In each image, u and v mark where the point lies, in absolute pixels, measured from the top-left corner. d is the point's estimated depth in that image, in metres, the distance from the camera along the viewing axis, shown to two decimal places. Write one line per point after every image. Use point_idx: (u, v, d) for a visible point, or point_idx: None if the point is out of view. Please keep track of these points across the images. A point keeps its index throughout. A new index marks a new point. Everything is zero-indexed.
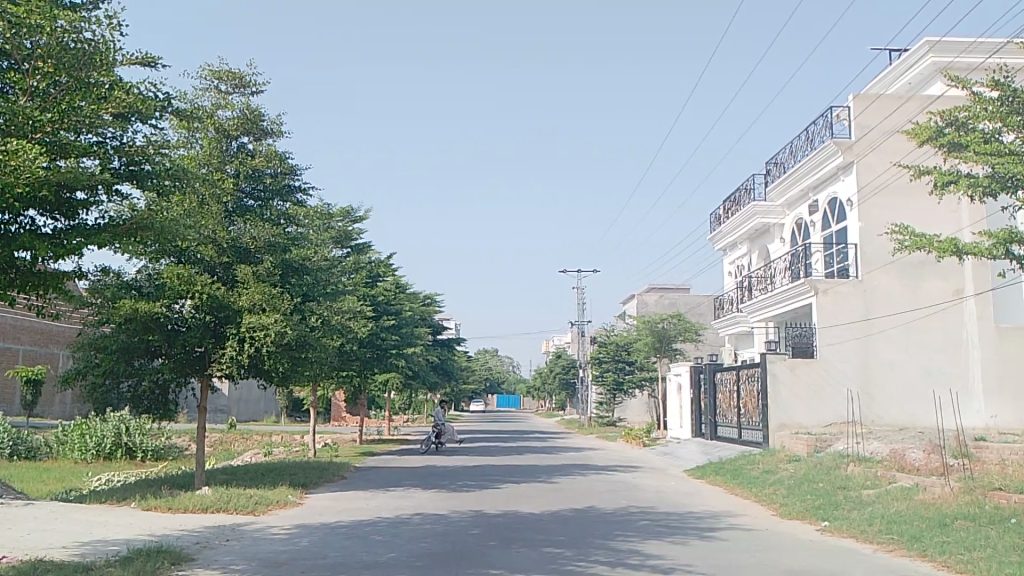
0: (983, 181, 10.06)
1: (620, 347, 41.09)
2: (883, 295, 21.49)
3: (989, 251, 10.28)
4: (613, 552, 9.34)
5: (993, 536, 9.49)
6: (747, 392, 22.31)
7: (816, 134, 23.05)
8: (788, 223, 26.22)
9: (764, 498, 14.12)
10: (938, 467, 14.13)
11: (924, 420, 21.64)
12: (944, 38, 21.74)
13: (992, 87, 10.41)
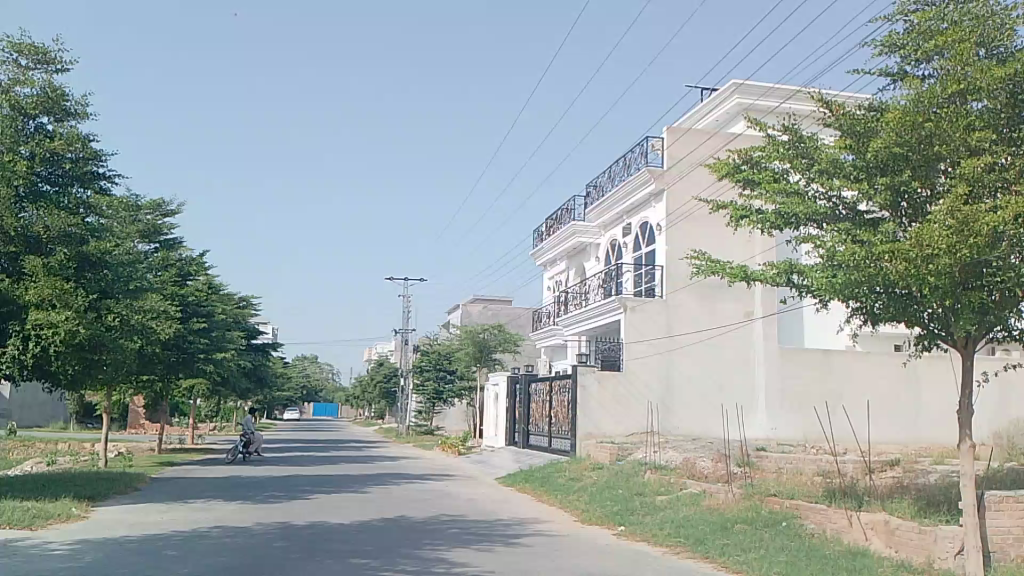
0: (772, 217, 10.40)
1: (442, 356, 41.37)
2: (685, 314, 23.20)
3: (773, 279, 11.00)
4: (419, 561, 9.41)
5: (765, 538, 10.50)
6: (558, 403, 23.24)
7: (632, 161, 24.50)
8: (603, 243, 27.63)
9: (568, 504, 14.78)
10: (723, 474, 15.36)
11: (713, 431, 23.37)
12: (747, 81, 23.87)
13: (783, 129, 10.53)
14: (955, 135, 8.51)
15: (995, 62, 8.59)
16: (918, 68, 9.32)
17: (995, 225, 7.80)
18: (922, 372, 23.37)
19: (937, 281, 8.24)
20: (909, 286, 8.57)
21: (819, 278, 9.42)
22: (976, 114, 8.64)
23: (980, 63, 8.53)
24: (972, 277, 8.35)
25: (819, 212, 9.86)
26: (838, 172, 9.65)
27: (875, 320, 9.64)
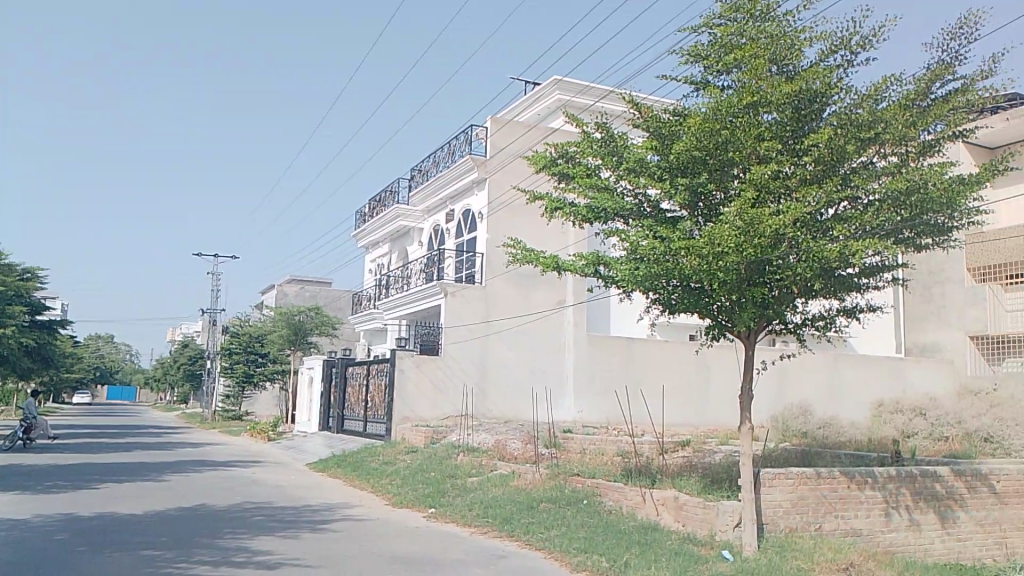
0: (583, 210, 10.83)
1: (254, 338, 39.69)
2: (501, 300, 23.78)
3: (582, 269, 11.45)
4: (219, 551, 9.02)
5: (568, 515, 11.02)
6: (375, 387, 23.08)
7: (457, 148, 24.72)
8: (426, 227, 27.68)
9: (380, 488, 14.73)
10: (531, 456, 15.94)
11: (523, 415, 24.07)
12: (566, 78, 24.73)
13: (596, 127, 11.03)
14: (747, 143, 9.28)
15: (783, 79, 9.47)
16: (719, 79, 10.06)
17: (776, 228, 8.63)
18: (713, 360, 25.36)
19: (726, 276, 9.01)
20: (702, 280, 9.31)
21: (622, 270, 9.98)
22: (766, 125, 9.46)
23: (770, 79, 9.37)
24: (755, 275, 9.19)
25: (625, 207, 10.44)
26: (644, 171, 10.25)
27: (671, 311, 10.37)
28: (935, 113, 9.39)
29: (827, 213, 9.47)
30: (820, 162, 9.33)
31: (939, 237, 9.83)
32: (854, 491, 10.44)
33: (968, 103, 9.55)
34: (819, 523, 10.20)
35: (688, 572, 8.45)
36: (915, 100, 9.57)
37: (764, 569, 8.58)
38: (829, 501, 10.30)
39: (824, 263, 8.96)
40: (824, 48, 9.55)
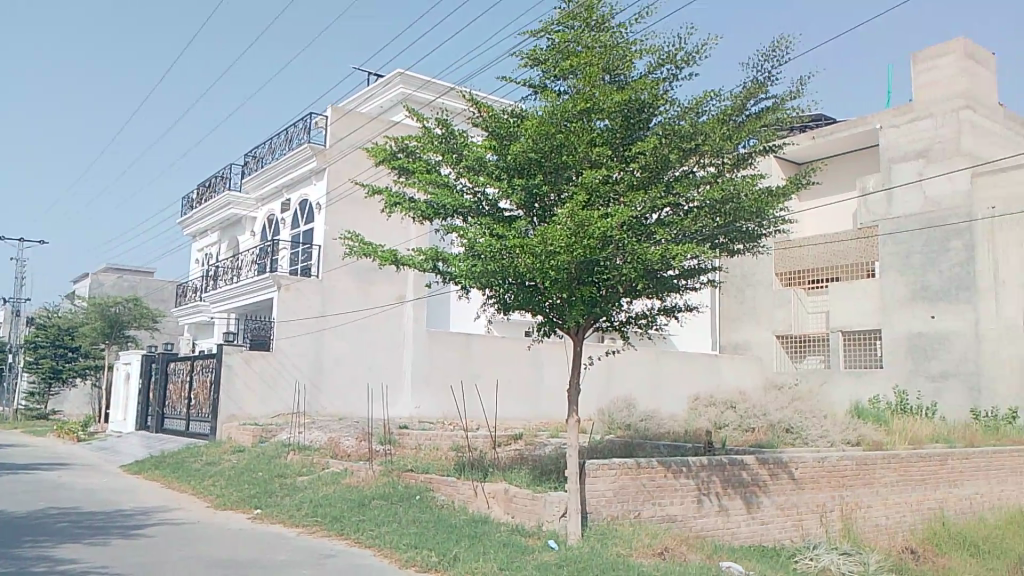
0: (422, 206, 10.82)
1: (63, 331, 36.59)
2: (337, 294, 23.32)
3: (421, 265, 11.32)
4: (14, 562, 8.25)
5: (400, 512, 10.96)
6: (200, 383, 21.91)
7: (295, 135, 24.03)
8: (260, 217, 26.64)
9: (202, 490, 14.01)
10: (365, 452, 15.72)
11: (359, 411, 23.60)
12: (409, 71, 24.64)
13: (437, 124, 11.05)
14: (580, 147, 9.61)
15: (615, 88, 9.89)
16: (556, 83, 10.37)
17: (604, 230, 9.00)
18: (546, 355, 26.03)
19: (557, 275, 9.32)
20: (535, 278, 9.57)
21: (459, 266, 10.06)
22: (598, 131, 9.84)
23: (603, 87, 9.76)
24: (585, 275, 9.56)
25: (463, 204, 10.52)
26: (482, 170, 10.38)
27: (506, 309, 10.60)
28: (748, 129, 10.19)
29: (652, 217, 10.01)
30: (646, 169, 9.85)
31: (749, 243, 10.64)
32: (671, 480, 11.11)
33: (777, 121, 10.41)
34: (638, 510, 10.77)
35: (515, 563, 8.67)
36: (733, 115, 10.30)
37: (587, 556, 8.96)
38: (648, 490, 10.90)
39: (647, 264, 9.47)
40: (653, 61, 10.08)
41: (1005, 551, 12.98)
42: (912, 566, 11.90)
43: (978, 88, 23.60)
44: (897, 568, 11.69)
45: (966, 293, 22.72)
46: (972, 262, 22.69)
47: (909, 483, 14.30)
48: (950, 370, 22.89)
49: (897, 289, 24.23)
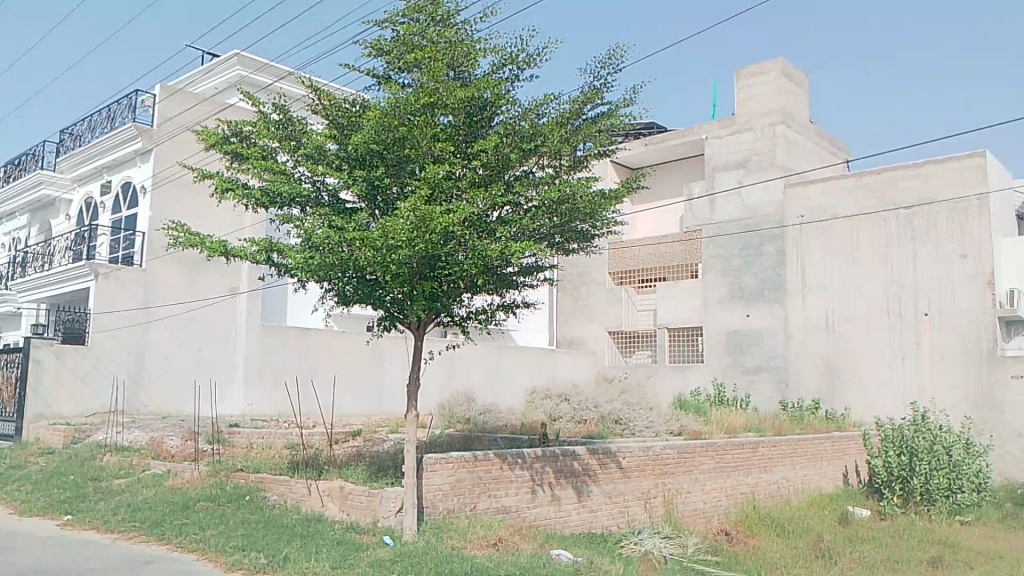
0: (257, 194, 10.37)
1: None
2: (162, 285, 22.01)
3: (254, 256, 10.81)
4: None
5: (228, 513, 10.50)
6: (3, 380, 19.96)
7: (118, 113, 22.43)
8: (76, 200, 24.61)
9: (2, 497, 12.77)
10: (191, 453, 14.93)
11: (185, 410, 22.18)
12: (245, 52, 23.59)
13: (274, 109, 10.65)
14: (423, 142, 9.60)
15: (459, 85, 9.97)
16: (399, 76, 10.31)
17: (446, 225, 9.05)
18: (389, 350, 25.62)
19: (398, 270, 9.26)
20: (375, 271, 9.47)
21: (296, 258, 9.73)
22: (441, 126, 9.87)
23: (447, 83, 9.81)
24: (426, 269, 9.58)
25: (301, 194, 10.20)
26: (322, 159, 10.12)
27: (345, 302, 10.41)
28: (584, 133, 10.59)
29: (493, 214, 10.16)
30: (488, 166, 9.99)
31: (584, 243, 11.07)
32: (506, 472, 11.36)
33: (611, 127, 10.90)
34: (474, 503, 10.92)
35: (347, 561, 8.54)
36: (571, 119, 10.68)
37: (422, 551, 8.98)
38: (484, 482, 11.08)
39: (487, 260, 9.61)
40: (496, 60, 10.26)
41: (805, 529, 14.20)
42: (725, 546, 12.81)
43: (791, 106, 25.73)
44: (712, 548, 12.57)
45: (777, 294, 24.75)
46: (782, 265, 24.75)
47: (724, 469, 15.42)
48: (762, 364, 24.84)
49: (718, 289, 26.02)
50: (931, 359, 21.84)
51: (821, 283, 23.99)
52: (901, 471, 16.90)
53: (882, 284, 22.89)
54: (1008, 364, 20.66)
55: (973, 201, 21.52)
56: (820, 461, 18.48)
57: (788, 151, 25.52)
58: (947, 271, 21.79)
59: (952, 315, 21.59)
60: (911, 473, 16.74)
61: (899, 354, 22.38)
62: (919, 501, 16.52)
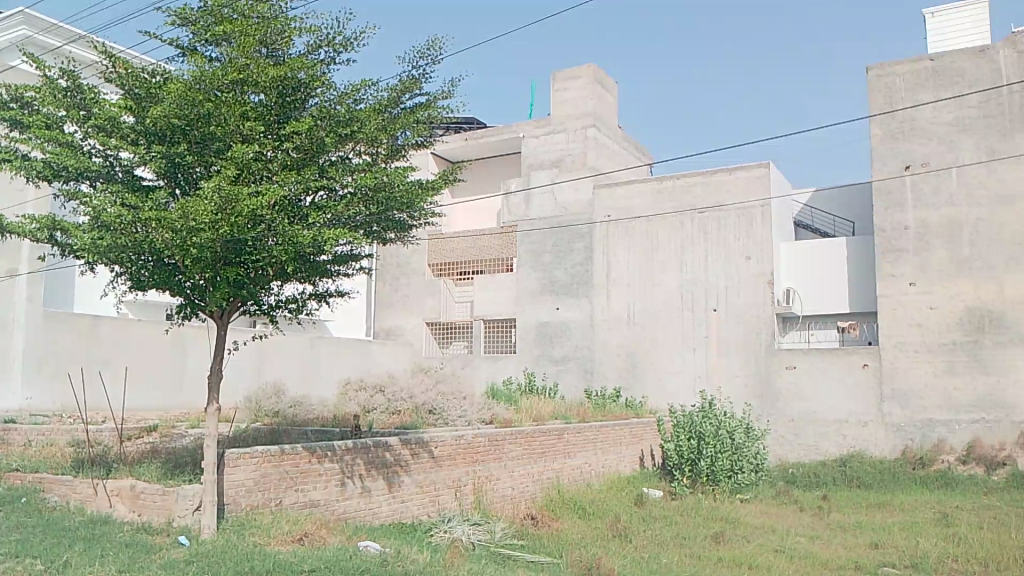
0: (38, 165, 9.40)
1: None
2: None
3: (32, 234, 9.81)
4: None
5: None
6: None
7: None
8: None
9: None
10: None
11: None
12: (32, 11, 21.31)
13: (60, 74, 9.69)
14: (231, 120, 9.10)
15: (272, 63, 9.54)
16: (206, 48, 9.73)
17: (254, 209, 8.65)
18: (190, 341, 24.13)
19: (199, 254, 8.74)
20: (173, 255, 8.87)
21: (82, 238, 8.92)
22: (252, 105, 9.40)
23: (258, 60, 9.36)
24: (231, 254, 9.10)
25: (90, 169, 9.36)
26: (115, 131, 9.33)
27: (140, 288, 9.69)
28: (401, 122, 10.50)
29: (306, 200, 9.82)
30: (302, 150, 9.63)
31: (400, 233, 10.99)
32: (315, 465, 11.08)
33: (429, 117, 10.88)
34: (279, 498, 10.53)
35: (138, 564, 7.96)
36: (388, 107, 10.57)
37: (221, 550, 8.54)
38: (290, 476, 10.73)
39: (299, 247, 9.27)
40: (312, 41, 9.92)
41: (605, 510, 15.02)
42: (531, 530, 13.27)
43: (601, 110, 26.95)
44: (519, 533, 12.98)
45: (586, 288, 25.90)
46: (591, 262, 25.94)
47: (531, 456, 15.95)
48: (570, 355, 25.92)
49: (531, 282, 26.83)
50: (719, 351, 23.77)
51: (625, 279, 25.39)
52: (691, 453, 18.30)
53: (678, 281, 24.59)
54: (783, 356, 22.95)
55: (757, 208, 23.66)
56: (620, 446, 19.58)
57: (599, 153, 26.75)
58: (734, 271, 23.79)
59: (738, 310, 23.61)
60: (699, 455, 18.16)
61: (692, 347, 24.18)
62: (705, 481, 17.99)
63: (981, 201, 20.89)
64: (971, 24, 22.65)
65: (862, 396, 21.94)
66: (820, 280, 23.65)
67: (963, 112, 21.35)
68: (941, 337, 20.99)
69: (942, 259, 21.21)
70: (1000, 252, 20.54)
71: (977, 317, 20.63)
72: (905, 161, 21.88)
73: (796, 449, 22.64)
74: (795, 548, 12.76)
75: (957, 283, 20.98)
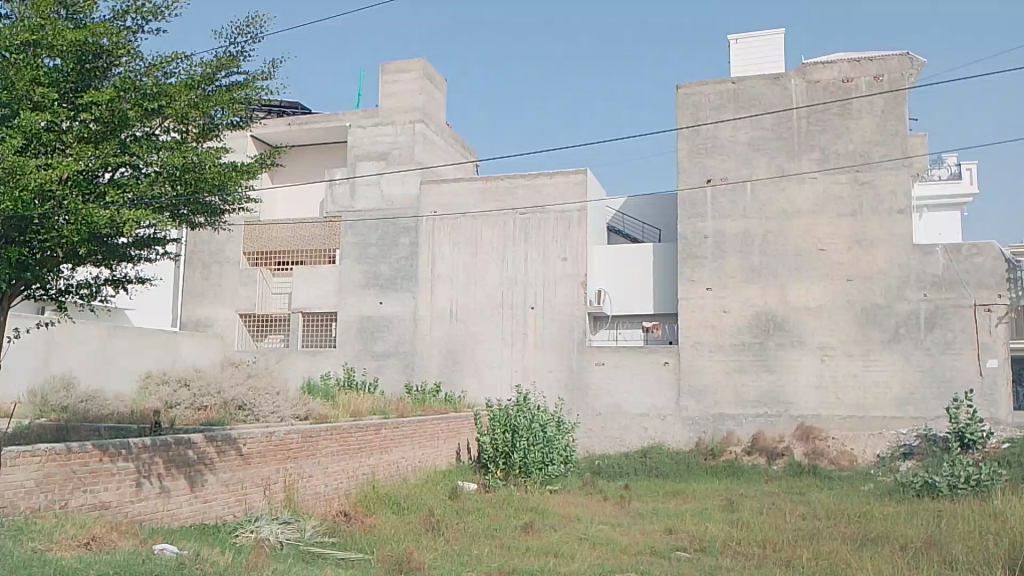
0: None
1: None
2: None
3: None
4: None
5: None
6: None
7: None
8: None
9: None
10: None
11: None
12: None
13: None
14: (19, 83, 8.26)
15: (71, 25, 8.76)
16: None
17: (41, 182, 7.90)
18: None
19: None
20: None
21: None
22: (46, 69, 8.58)
23: (56, 22, 8.58)
24: (14, 231, 8.25)
25: None
26: None
27: None
28: (215, 100, 9.96)
29: (105, 176, 9.08)
30: (102, 121, 8.85)
31: (212, 217, 10.44)
32: (106, 465, 10.28)
33: (246, 97, 10.39)
34: (64, 500, 9.67)
35: None
36: (201, 83, 10.01)
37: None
38: (78, 477, 9.90)
39: (94, 228, 8.52)
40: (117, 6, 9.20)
41: (419, 504, 15.09)
42: (342, 527, 13.07)
43: (430, 106, 26.91)
44: (330, 530, 12.76)
45: (409, 283, 25.83)
46: (414, 257, 25.92)
47: (346, 452, 15.68)
48: (391, 350, 25.74)
49: (354, 276, 26.37)
50: (536, 348, 24.53)
51: (448, 275, 25.61)
52: (505, 447, 18.75)
53: (499, 279, 25.13)
54: (594, 353, 24.08)
55: (575, 212, 24.66)
56: (437, 441, 19.71)
57: (426, 149, 26.72)
58: (551, 271, 24.67)
59: (554, 309, 24.49)
60: (513, 449, 18.66)
61: (510, 343, 24.79)
62: (518, 474, 18.52)
63: (771, 216, 23.01)
64: (768, 53, 24.84)
65: (664, 392, 23.48)
66: (630, 283, 25.04)
67: (758, 133, 23.39)
68: (734, 338, 22.91)
69: (736, 267, 23.12)
70: (785, 263, 22.73)
71: (764, 320, 22.71)
72: (708, 175, 23.62)
73: (603, 442, 23.83)
74: (597, 535, 13.48)
75: (748, 290, 22.95)
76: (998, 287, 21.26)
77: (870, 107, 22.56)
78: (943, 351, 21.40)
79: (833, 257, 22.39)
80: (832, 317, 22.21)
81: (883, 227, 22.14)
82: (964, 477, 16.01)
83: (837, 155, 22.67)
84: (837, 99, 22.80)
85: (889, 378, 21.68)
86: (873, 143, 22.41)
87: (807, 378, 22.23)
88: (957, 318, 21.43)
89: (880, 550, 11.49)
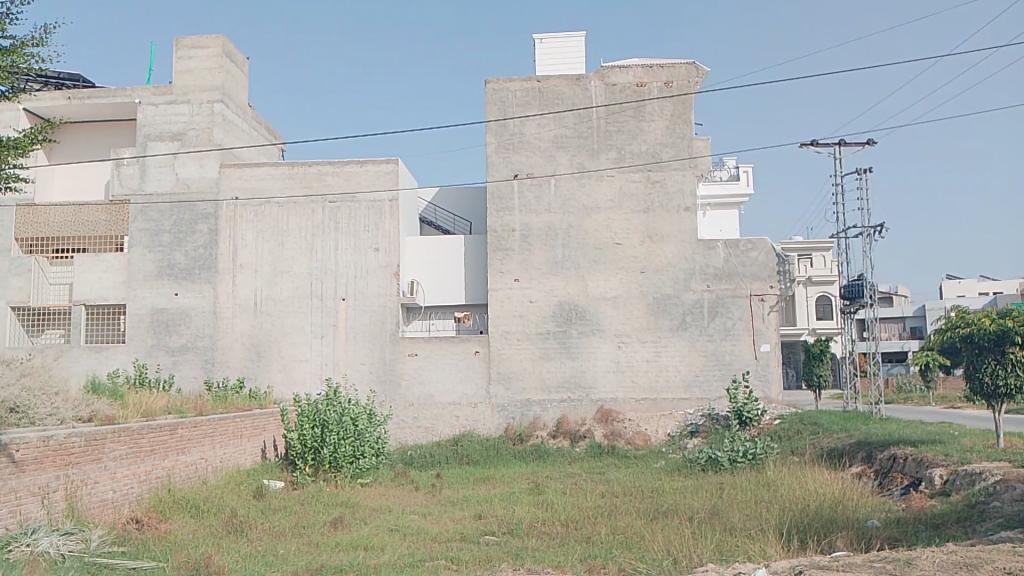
0: None
1: None
2: None
3: None
4: None
5: None
6: None
7: None
8: None
9: None
10: None
11: None
12: None
13: None
14: None
15: None
16: None
17: None
18: None
19: None
20: None
21: None
22: None
23: None
24: None
25: None
26: None
27: None
28: None
29: None
30: None
31: None
32: None
33: (12, 65, 9.30)
34: None
35: None
36: None
37: None
38: None
39: None
40: None
41: (219, 507, 14.36)
42: (134, 535, 12.18)
43: (230, 86, 25.46)
44: (119, 539, 11.86)
45: (208, 273, 24.44)
46: (213, 245, 24.54)
47: (136, 455, 14.56)
48: (189, 344, 24.25)
49: (145, 265, 24.50)
50: (346, 339, 24.08)
51: (251, 264, 24.49)
52: (314, 442, 18.24)
53: (306, 270, 24.38)
54: (405, 344, 24.04)
55: (386, 203, 24.43)
56: (239, 439, 18.83)
57: (226, 131, 25.27)
58: (361, 262, 24.30)
59: (364, 299, 24.17)
60: (322, 444, 18.17)
61: (319, 335, 24.18)
62: (327, 469, 18.10)
63: (573, 210, 24.08)
64: (570, 54, 25.89)
65: (472, 381, 23.94)
66: (439, 274, 25.23)
67: (561, 131, 24.36)
68: (539, 327, 23.79)
69: (541, 259, 23.99)
70: (585, 256, 23.90)
71: (566, 310, 23.77)
72: (514, 169, 24.28)
73: (414, 432, 23.91)
74: (408, 525, 13.51)
75: (552, 280, 23.89)
76: (769, 279, 23.63)
77: (660, 111, 24.21)
78: (723, 337, 23.48)
79: (629, 250, 23.84)
80: (628, 307, 23.67)
81: (672, 223, 23.88)
82: (742, 451, 17.70)
83: (632, 155, 24.12)
84: (632, 102, 24.24)
85: (678, 362, 23.48)
86: (663, 145, 24.07)
87: (606, 364, 23.57)
88: (735, 307, 23.56)
89: (670, 523, 12.44)
